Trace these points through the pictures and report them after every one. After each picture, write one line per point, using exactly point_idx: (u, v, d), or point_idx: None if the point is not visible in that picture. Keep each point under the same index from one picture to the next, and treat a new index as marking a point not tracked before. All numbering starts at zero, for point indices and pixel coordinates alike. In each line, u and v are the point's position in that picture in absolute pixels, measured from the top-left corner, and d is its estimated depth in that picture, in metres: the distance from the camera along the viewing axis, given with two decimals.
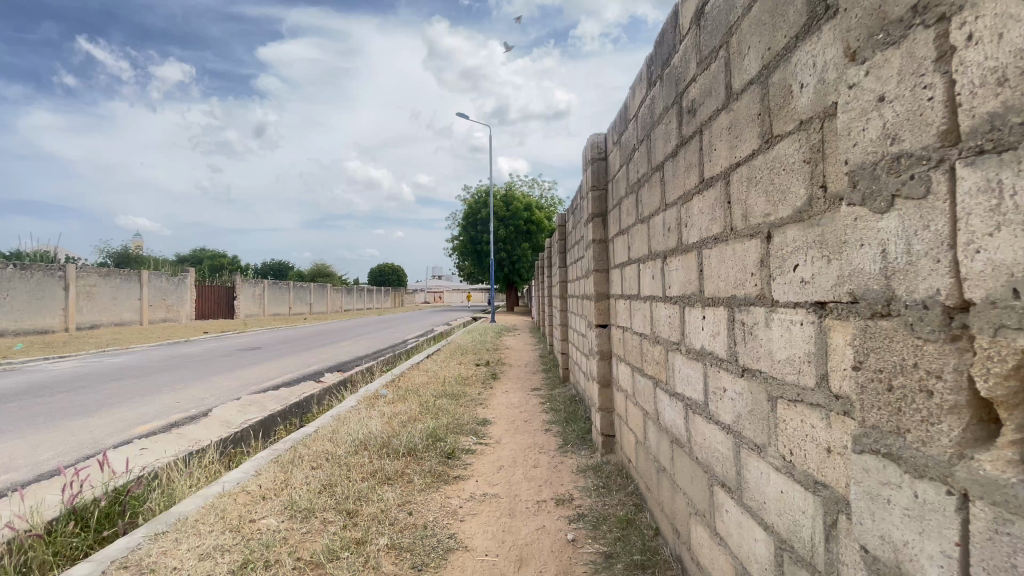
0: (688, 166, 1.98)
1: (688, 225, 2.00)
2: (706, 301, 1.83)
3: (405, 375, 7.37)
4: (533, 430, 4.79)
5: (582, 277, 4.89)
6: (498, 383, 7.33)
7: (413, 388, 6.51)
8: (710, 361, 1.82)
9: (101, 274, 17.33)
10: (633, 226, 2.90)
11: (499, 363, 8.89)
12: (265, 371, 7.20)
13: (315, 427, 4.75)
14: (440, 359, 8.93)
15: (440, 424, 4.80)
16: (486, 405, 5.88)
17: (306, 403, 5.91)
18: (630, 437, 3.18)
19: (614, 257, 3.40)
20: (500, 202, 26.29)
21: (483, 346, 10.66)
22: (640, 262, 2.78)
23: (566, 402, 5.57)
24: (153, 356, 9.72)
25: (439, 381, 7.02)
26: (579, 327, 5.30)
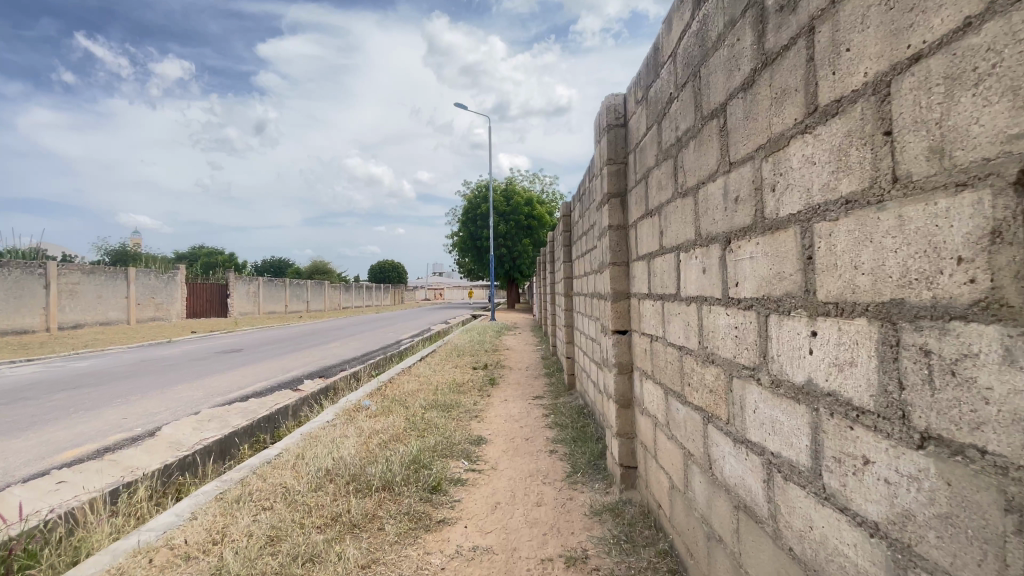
0: (779, 95, 1.27)
1: (779, 189, 1.28)
2: (821, 308, 1.12)
3: (394, 382, 6.63)
4: (535, 452, 4.06)
5: (592, 272, 4.16)
6: (496, 390, 6.60)
7: (400, 397, 5.79)
8: (830, 408, 1.11)
9: (84, 271, 16.58)
10: (668, 203, 2.18)
11: (497, 367, 8.16)
12: (237, 377, 6.47)
13: (280, 447, 4.02)
14: (434, 363, 8.20)
15: (426, 445, 4.08)
16: (482, 418, 5.16)
17: (276, 417, 5.18)
18: (660, 477, 2.46)
19: (638, 246, 2.68)
20: (500, 197, 25.55)
21: (482, 347, 9.94)
22: (680, 251, 2.06)
23: (573, 415, 4.84)
24: (126, 360, 8.99)
25: (431, 388, 6.28)
26: (588, 331, 4.58)
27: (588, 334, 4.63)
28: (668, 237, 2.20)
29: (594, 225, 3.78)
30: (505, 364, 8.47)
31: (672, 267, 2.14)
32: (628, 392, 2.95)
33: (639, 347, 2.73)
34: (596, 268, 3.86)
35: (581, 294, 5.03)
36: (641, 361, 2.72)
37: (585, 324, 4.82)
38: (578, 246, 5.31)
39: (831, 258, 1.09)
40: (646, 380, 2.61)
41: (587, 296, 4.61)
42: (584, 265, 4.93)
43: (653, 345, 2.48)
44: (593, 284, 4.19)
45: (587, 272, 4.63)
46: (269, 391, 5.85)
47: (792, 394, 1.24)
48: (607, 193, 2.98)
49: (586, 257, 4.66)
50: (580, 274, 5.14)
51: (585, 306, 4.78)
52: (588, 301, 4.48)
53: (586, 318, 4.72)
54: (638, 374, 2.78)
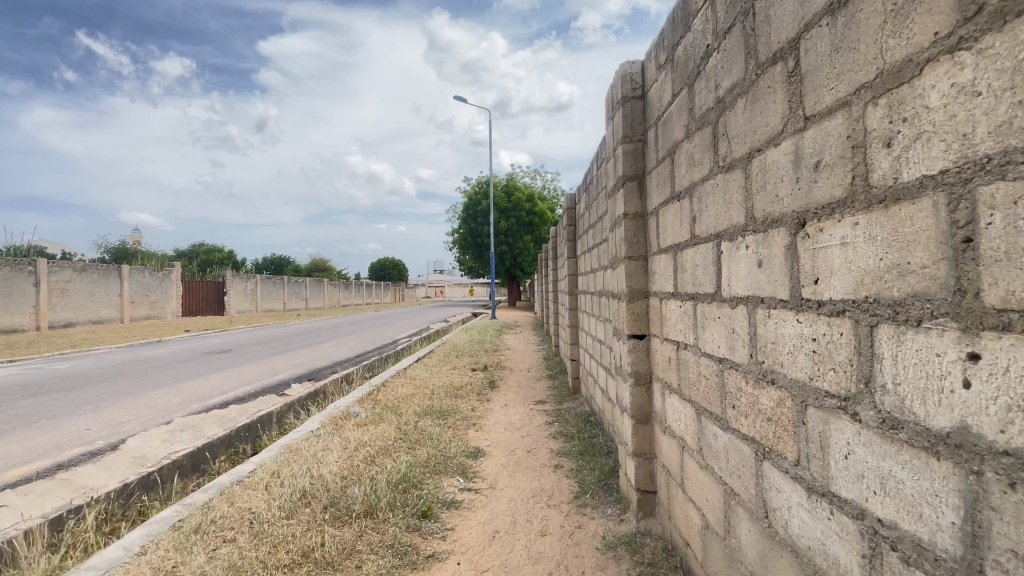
0: (902, 5, 0.87)
1: (901, 140, 0.88)
2: (992, 318, 0.72)
3: (388, 386, 6.21)
4: (539, 468, 3.65)
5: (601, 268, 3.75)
6: (497, 393, 6.20)
7: (393, 402, 5.38)
8: (1007, 476, 0.71)
9: (76, 270, 16.15)
10: (703, 181, 1.77)
11: (498, 368, 7.74)
12: (221, 380, 6.06)
13: (255, 462, 3.61)
14: (431, 364, 7.78)
15: (418, 459, 3.68)
16: (481, 426, 4.75)
17: (258, 425, 4.78)
18: (689, 512, 2.05)
19: (660, 236, 2.28)
20: (501, 192, 25.11)
21: (481, 347, 9.51)
22: (720, 240, 1.66)
23: (580, 424, 4.43)
24: (110, 360, 8.59)
25: (426, 392, 5.88)
26: (597, 332, 4.17)
27: (596, 336, 4.22)
28: (702, 223, 1.79)
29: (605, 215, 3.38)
30: (507, 365, 8.05)
31: (709, 259, 1.74)
32: (647, 406, 2.55)
33: (663, 356, 2.33)
34: (607, 263, 3.45)
35: (588, 291, 4.62)
36: (664, 372, 2.31)
37: (592, 325, 4.41)
38: (584, 240, 4.90)
39: (1017, 239, 0.69)
40: (671, 395, 2.21)
41: (596, 294, 4.20)
42: (591, 259, 4.51)
43: (680, 355, 2.07)
44: (602, 281, 3.78)
45: (595, 268, 4.22)
46: (253, 396, 5.44)
47: (924, 442, 0.84)
48: (622, 176, 2.58)
49: (594, 253, 4.26)
50: (587, 270, 4.73)
51: (592, 305, 4.37)
52: (597, 300, 4.07)
53: (593, 319, 4.31)
54: (660, 386, 2.37)
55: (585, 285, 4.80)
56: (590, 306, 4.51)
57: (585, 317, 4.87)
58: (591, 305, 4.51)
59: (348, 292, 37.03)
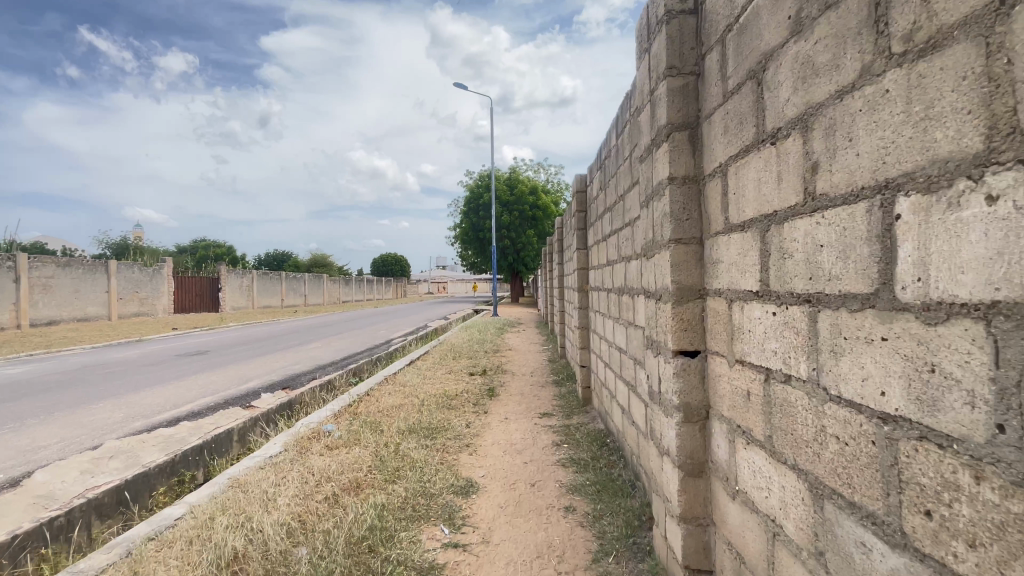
0: None
1: None
2: None
3: (373, 395, 5.42)
4: (545, 511, 2.88)
5: (626, 260, 2.96)
6: (496, 403, 5.44)
7: (374, 415, 4.61)
8: None
9: (60, 265, 15.19)
10: (842, 97, 1.02)
11: (498, 373, 6.94)
12: (184, 387, 5.23)
13: (189, 505, 2.84)
14: (424, 368, 6.97)
15: (393, 499, 2.91)
16: (476, 447, 3.98)
17: (213, 446, 4.01)
18: None
19: (732, 205, 1.52)
20: (502, 184, 24.29)
21: (481, 348, 8.71)
22: (888, 197, 0.90)
23: (594, 446, 3.66)
24: (72, 361, 7.79)
25: (416, 402, 5.11)
26: (615, 338, 3.40)
27: (614, 341, 3.45)
28: (836, 170, 1.04)
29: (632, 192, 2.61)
30: (508, 369, 7.25)
31: (854, 233, 0.98)
32: (703, 452, 1.79)
33: (730, 385, 1.57)
34: (636, 253, 2.68)
35: (604, 289, 3.84)
36: (734, 409, 1.56)
37: (609, 328, 3.63)
38: (597, 225, 4.12)
39: None
40: (752, 446, 1.45)
41: (614, 291, 3.43)
42: (607, 249, 3.74)
43: (770, 390, 1.32)
44: (626, 276, 3.00)
45: (613, 259, 3.45)
46: (214, 406, 4.64)
47: None
48: (666, 124, 1.80)
49: (613, 242, 3.49)
50: (601, 262, 3.96)
51: (609, 305, 3.60)
52: (617, 300, 3.31)
53: (611, 321, 3.55)
54: (727, 429, 1.62)
55: (600, 279, 4.02)
56: (606, 306, 3.74)
57: (599, 319, 4.10)
58: (607, 304, 3.74)
59: (348, 288, 36.17)
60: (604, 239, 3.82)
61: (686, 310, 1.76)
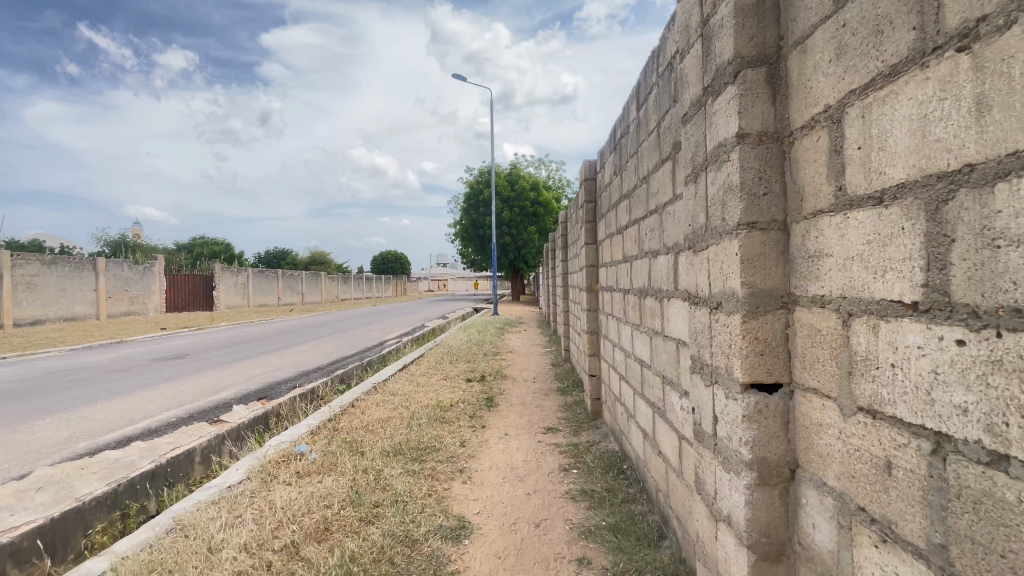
0: None
1: None
2: None
3: (361, 406, 4.85)
4: (553, 564, 2.33)
5: (652, 255, 2.41)
6: (495, 414, 4.90)
7: (355, 431, 4.06)
8: None
9: (44, 262, 14.48)
10: None
11: (498, 379, 6.38)
12: (147, 397, 4.66)
13: (116, 556, 2.28)
14: (417, 374, 6.40)
15: (367, 548, 2.36)
16: (472, 471, 3.43)
17: (168, 472, 3.47)
18: None
19: (851, 169, 0.99)
20: (503, 180, 23.76)
21: (480, 351, 8.14)
22: None
23: (609, 473, 3.12)
24: (38, 365, 7.21)
25: (405, 414, 4.57)
26: (635, 348, 2.86)
27: (633, 353, 2.91)
28: None
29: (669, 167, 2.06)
30: (508, 374, 6.71)
31: None
32: (784, 527, 1.26)
33: (842, 444, 1.04)
34: (669, 248, 2.14)
35: (618, 290, 3.30)
36: (849, 480, 1.03)
37: (626, 335, 3.09)
38: (610, 217, 3.58)
39: None
40: (893, 548, 0.92)
41: (633, 295, 2.89)
42: (621, 243, 3.21)
43: (946, 470, 0.80)
44: (652, 276, 2.45)
45: (632, 256, 2.92)
46: (176, 420, 4.08)
47: None
48: (731, 60, 1.26)
49: (630, 235, 2.95)
50: (614, 258, 3.42)
51: (626, 309, 3.06)
52: (637, 304, 2.77)
53: (628, 328, 3.01)
54: (831, 505, 1.08)
55: (613, 279, 3.48)
56: (622, 308, 3.20)
57: (612, 325, 3.56)
58: (622, 307, 3.20)
59: (347, 286, 35.52)
60: (618, 233, 3.28)
61: (764, 325, 1.22)
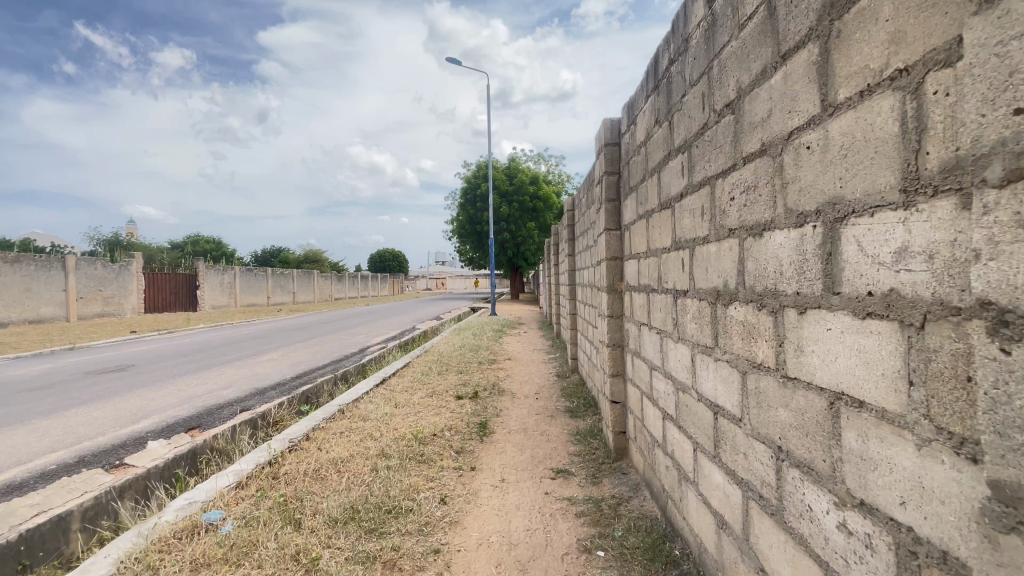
0: None
1: None
2: None
3: (320, 436, 3.75)
4: None
5: (757, 226, 1.36)
6: (488, 444, 3.85)
7: (299, 479, 3.01)
8: None
9: (8, 262, 12.61)
10: None
11: (495, 395, 5.29)
12: (38, 432, 3.57)
13: None
14: (397, 389, 5.31)
15: None
16: (453, 550, 2.37)
17: (21, 551, 2.40)
18: None
19: None
20: (502, 174, 22.73)
21: (474, 359, 7.03)
22: None
23: (654, 565, 2.07)
24: None
25: (373, 450, 3.51)
26: (699, 382, 1.84)
27: (696, 390, 1.89)
28: None
29: (839, 44, 1.02)
30: (506, 387, 5.66)
31: None
32: None
33: None
34: (813, 214, 1.12)
35: (661, 292, 2.28)
36: None
37: (679, 359, 2.07)
38: (645, 187, 2.54)
39: None
40: None
41: (693, 301, 1.88)
42: (666, 225, 2.19)
43: None
44: (748, 272, 1.44)
45: (691, 241, 1.90)
46: (56, 470, 3.06)
47: None
48: None
49: (688, 208, 1.93)
50: (653, 246, 2.39)
51: (679, 323, 2.04)
52: (705, 314, 1.75)
53: (684, 350, 1.99)
54: None
55: (651, 277, 2.46)
56: (668, 321, 2.18)
57: (648, 341, 2.54)
58: (669, 318, 2.18)
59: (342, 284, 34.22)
60: (662, 209, 2.26)
61: None
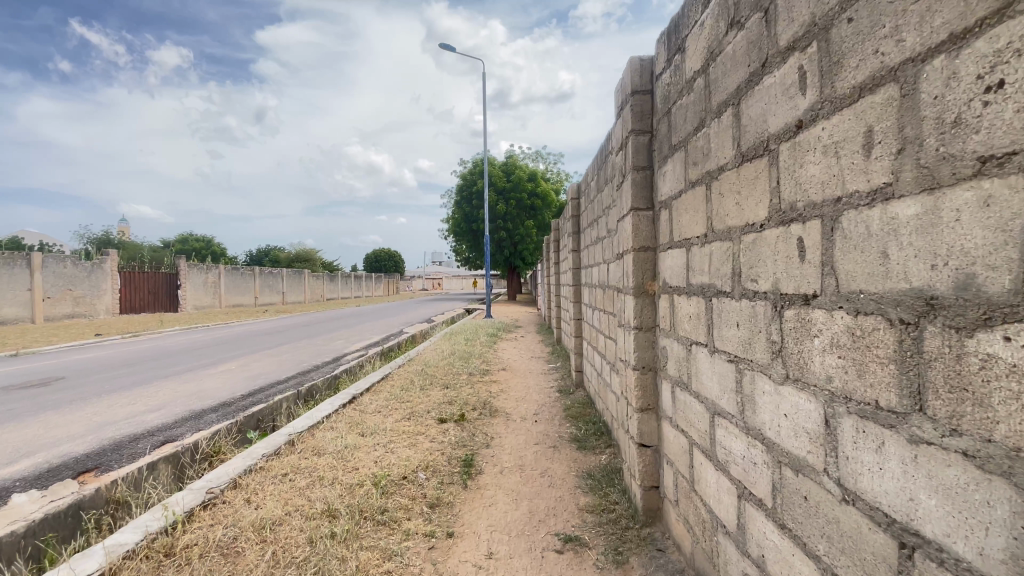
0: None
1: None
2: None
3: (252, 482, 2.84)
4: None
5: None
6: (474, 488, 2.96)
7: (202, 558, 2.11)
8: None
9: None
10: None
11: (486, 417, 4.40)
12: None
13: None
14: (368, 407, 4.42)
15: None
16: None
17: None
18: None
19: None
20: (498, 170, 21.84)
21: (464, 369, 6.12)
22: None
23: None
24: None
25: (318, 503, 2.62)
26: (856, 470, 0.98)
27: (840, 479, 1.03)
28: None
29: None
30: (500, 405, 4.77)
31: None
32: None
33: None
34: None
35: (741, 299, 1.42)
36: None
37: (789, 413, 1.20)
38: (703, 136, 1.68)
39: None
40: None
41: (834, 316, 1.02)
42: (755, 185, 1.33)
43: None
44: None
45: (827, 204, 1.04)
46: None
47: None
48: None
49: (821, 146, 1.07)
50: (722, 224, 1.53)
51: (789, 352, 1.17)
52: (881, 342, 0.89)
53: (805, 401, 1.12)
54: None
55: (718, 273, 1.59)
56: (761, 346, 1.31)
57: (709, 372, 1.68)
58: (762, 340, 1.31)
59: (334, 284, 33.21)
60: (745, 162, 1.39)
61: None
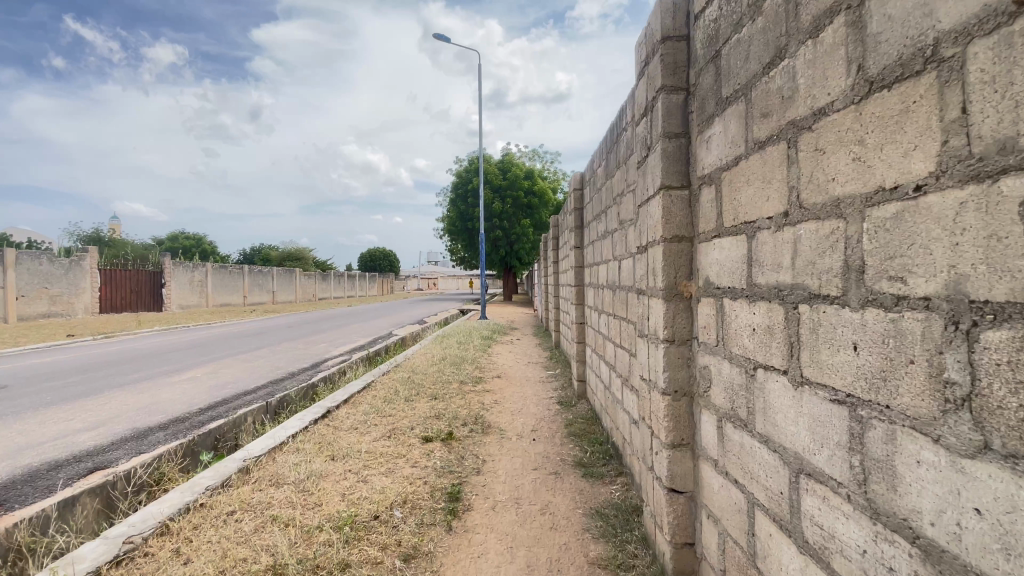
0: None
1: None
2: None
3: (187, 526, 2.32)
4: None
5: None
6: (461, 531, 2.45)
7: None
8: None
9: None
10: None
11: (478, 434, 3.88)
12: None
13: None
14: (344, 422, 3.89)
15: None
16: None
17: None
18: None
19: None
20: (494, 168, 21.33)
21: (455, 377, 5.60)
22: None
23: None
24: None
25: (264, 556, 2.10)
26: None
27: None
28: None
29: None
30: (493, 420, 4.25)
31: None
32: None
33: None
34: None
35: (864, 308, 0.91)
36: None
37: (989, 509, 0.69)
38: (784, 71, 1.17)
39: None
40: None
41: None
42: (904, 124, 0.83)
43: None
44: None
45: None
46: None
47: None
48: None
49: None
50: (825, 193, 1.02)
51: (998, 406, 0.67)
52: None
53: None
54: None
55: (811, 268, 1.08)
56: (915, 386, 0.80)
57: (792, 411, 1.16)
58: (917, 376, 0.80)
59: (328, 283, 32.60)
60: (876, 91, 0.89)
61: None
